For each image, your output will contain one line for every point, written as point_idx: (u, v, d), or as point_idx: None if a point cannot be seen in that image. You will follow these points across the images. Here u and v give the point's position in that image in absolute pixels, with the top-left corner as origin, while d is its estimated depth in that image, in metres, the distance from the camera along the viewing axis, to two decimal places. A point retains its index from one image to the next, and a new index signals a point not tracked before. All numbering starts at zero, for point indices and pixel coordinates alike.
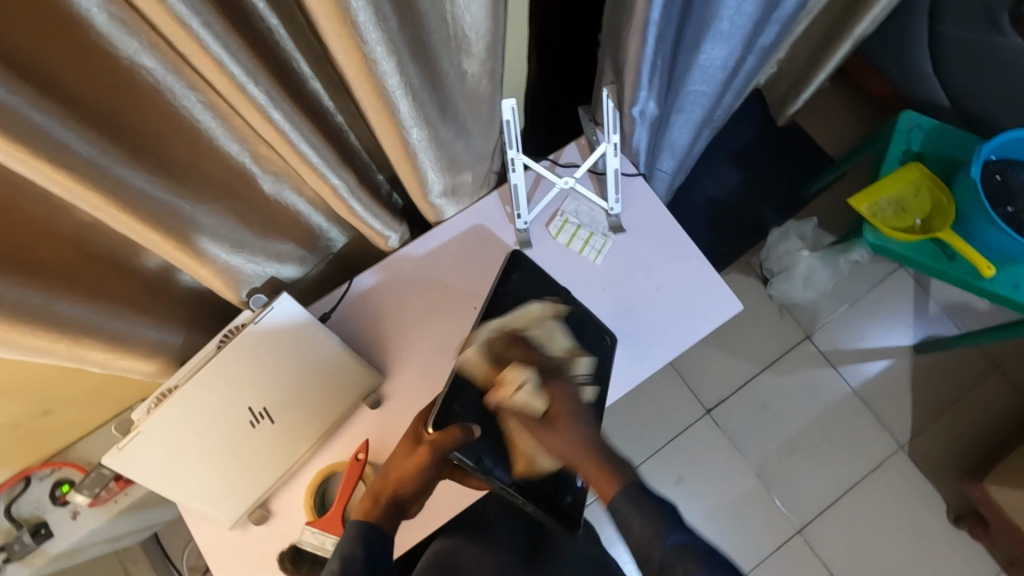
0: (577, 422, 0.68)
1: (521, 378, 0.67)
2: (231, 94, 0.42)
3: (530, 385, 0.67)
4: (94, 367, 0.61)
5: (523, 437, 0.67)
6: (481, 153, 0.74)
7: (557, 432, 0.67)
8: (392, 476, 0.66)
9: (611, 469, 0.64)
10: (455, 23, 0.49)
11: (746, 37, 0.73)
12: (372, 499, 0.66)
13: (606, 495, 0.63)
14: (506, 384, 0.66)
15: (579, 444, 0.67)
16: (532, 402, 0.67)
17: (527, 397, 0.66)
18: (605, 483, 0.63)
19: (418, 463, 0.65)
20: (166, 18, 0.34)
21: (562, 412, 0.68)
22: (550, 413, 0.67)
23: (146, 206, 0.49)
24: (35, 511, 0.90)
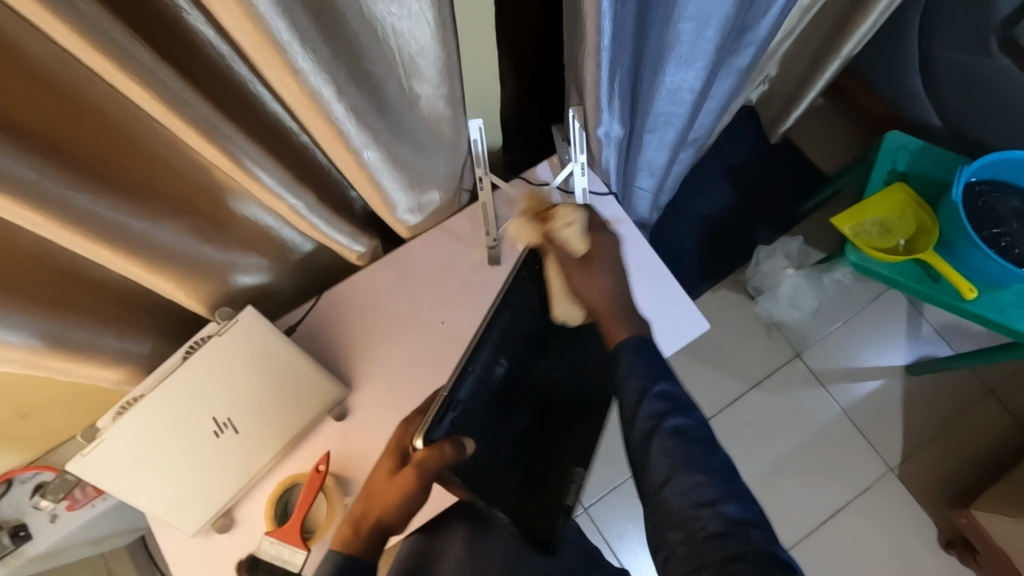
0: (610, 268, 0.75)
1: (569, 219, 0.74)
2: (170, 120, 0.44)
3: (575, 225, 0.74)
4: (56, 375, 0.63)
5: (557, 276, 0.74)
6: (446, 173, 0.76)
7: (585, 284, 0.73)
8: (375, 500, 0.66)
9: (621, 324, 0.69)
10: (400, 51, 0.50)
11: (712, 61, 0.74)
12: (349, 526, 0.65)
13: (614, 338, 0.69)
14: (555, 221, 0.74)
15: (603, 287, 0.73)
16: (574, 241, 0.74)
17: (572, 234, 0.74)
18: (615, 325, 0.69)
19: (403, 488, 0.64)
20: (90, 51, 0.36)
21: (600, 247, 0.76)
22: (587, 254, 0.75)
23: (98, 224, 0.51)
24: (16, 513, 0.93)
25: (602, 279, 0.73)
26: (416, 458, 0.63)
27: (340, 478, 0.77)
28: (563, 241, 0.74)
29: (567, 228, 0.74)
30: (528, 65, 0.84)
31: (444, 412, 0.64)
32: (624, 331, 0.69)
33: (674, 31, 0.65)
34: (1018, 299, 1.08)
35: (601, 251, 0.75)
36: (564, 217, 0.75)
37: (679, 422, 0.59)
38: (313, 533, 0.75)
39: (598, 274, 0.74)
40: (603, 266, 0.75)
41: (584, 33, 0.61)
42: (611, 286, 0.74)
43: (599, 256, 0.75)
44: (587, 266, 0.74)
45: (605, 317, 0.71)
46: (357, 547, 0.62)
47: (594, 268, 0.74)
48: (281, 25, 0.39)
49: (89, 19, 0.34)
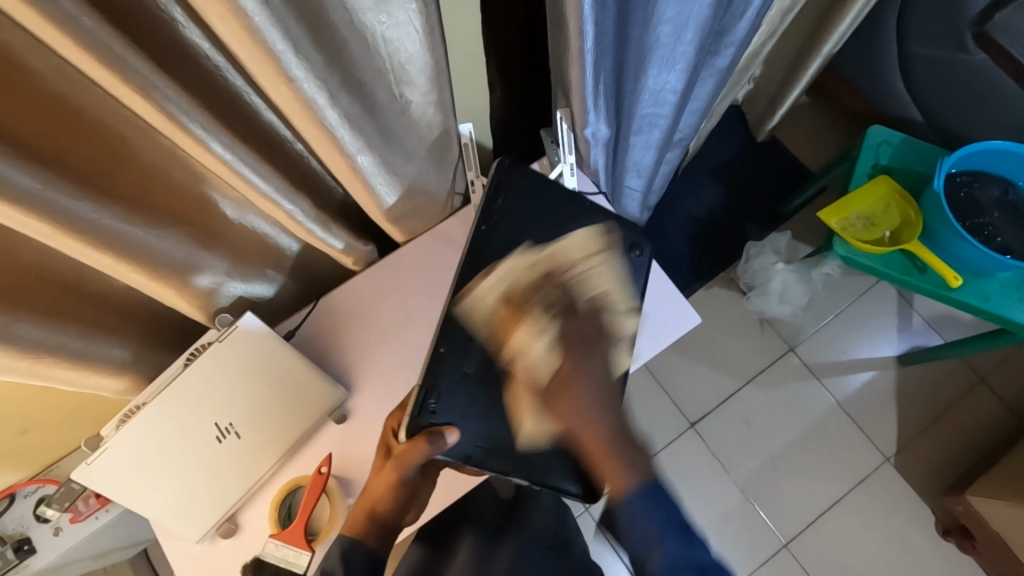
0: (593, 395, 0.71)
1: (536, 332, 0.71)
2: (170, 130, 0.45)
3: (542, 340, 0.71)
4: (59, 384, 0.64)
5: (528, 396, 0.71)
6: (438, 176, 0.77)
7: (563, 395, 0.70)
8: (368, 492, 0.68)
9: (615, 459, 0.68)
10: (389, 59, 0.52)
11: (694, 62, 0.76)
12: (353, 516, 0.68)
13: (611, 485, 0.68)
14: (518, 334, 0.71)
15: (592, 425, 0.70)
16: (545, 363, 0.71)
17: (540, 354, 0.71)
18: (617, 475, 0.67)
19: (388, 481, 0.67)
20: (93, 64, 0.37)
21: (573, 373, 0.71)
22: (558, 375, 0.71)
23: (103, 234, 0.52)
24: (19, 527, 0.93)
25: (588, 381, 0.72)
26: (399, 448, 0.67)
27: (342, 480, 0.78)
28: (536, 345, 0.71)
29: (533, 340, 0.71)
30: (515, 70, 0.86)
31: (423, 402, 0.68)
32: (625, 484, 0.67)
33: (655, 33, 0.67)
34: (1003, 287, 1.11)
35: (577, 370, 0.71)
36: (534, 330, 0.71)
37: None
38: (317, 535, 0.76)
39: (582, 400, 0.70)
40: (590, 394, 0.71)
41: (568, 36, 0.63)
42: (603, 412, 0.71)
43: (578, 387, 0.71)
44: (563, 395, 0.70)
45: (598, 453, 0.69)
46: (359, 530, 0.67)
47: (571, 385, 0.71)
48: (276, 35, 0.40)
49: (93, 33, 0.36)
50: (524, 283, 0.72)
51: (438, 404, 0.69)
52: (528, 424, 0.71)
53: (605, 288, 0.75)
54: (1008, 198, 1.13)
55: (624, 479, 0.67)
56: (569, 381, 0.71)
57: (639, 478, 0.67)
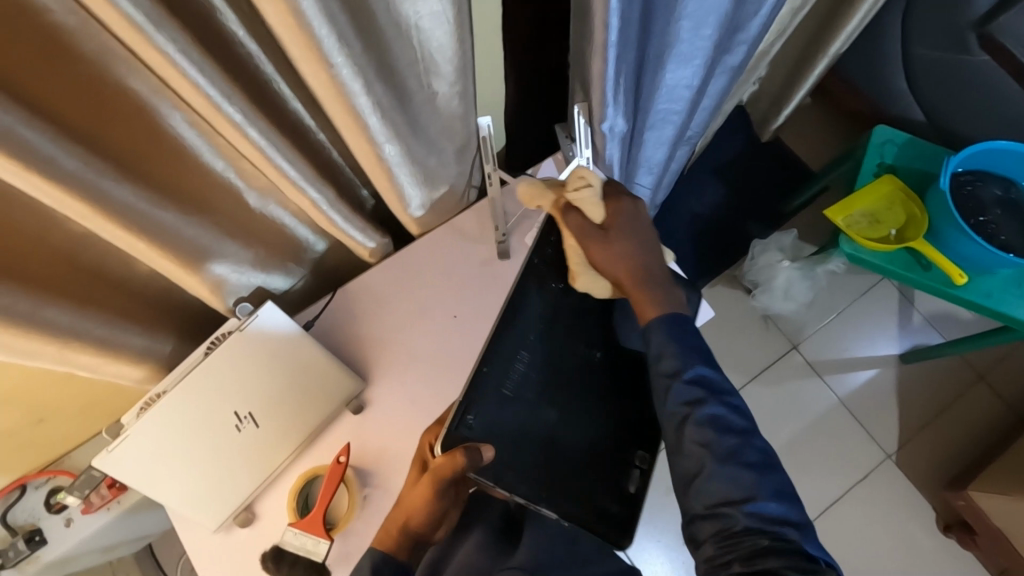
0: (633, 236, 0.67)
1: (585, 181, 0.67)
2: (208, 114, 0.46)
3: (593, 188, 0.67)
4: (82, 370, 0.64)
5: (571, 243, 0.68)
6: (457, 169, 0.78)
7: (617, 228, 0.66)
8: (403, 504, 0.65)
9: (650, 294, 0.65)
10: (421, 48, 0.53)
11: (710, 58, 0.77)
12: (384, 529, 0.64)
13: (641, 314, 0.65)
14: (575, 196, 0.66)
15: (624, 258, 0.66)
16: (595, 207, 0.66)
17: (591, 198, 0.66)
18: (645, 302, 0.65)
19: (427, 494, 0.63)
20: (143, 45, 0.38)
21: (618, 218, 0.67)
22: (606, 223, 0.66)
23: (132, 216, 0.53)
24: (30, 518, 0.93)
25: (626, 236, 0.66)
26: (434, 464, 0.61)
27: (360, 470, 0.79)
28: (586, 207, 0.66)
29: (584, 192, 0.66)
30: (531, 65, 0.87)
31: (462, 415, 0.63)
32: (655, 308, 0.65)
33: (675, 28, 0.68)
34: (1005, 284, 1.12)
35: (621, 214, 0.67)
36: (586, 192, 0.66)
37: (716, 408, 0.61)
38: (334, 524, 0.76)
39: (623, 239, 0.66)
40: (631, 226, 0.67)
41: (592, 30, 0.64)
42: (637, 248, 0.67)
43: (618, 223, 0.67)
44: (609, 235, 0.66)
45: (634, 287, 0.66)
46: (391, 546, 0.62)
47: (620, 219, 0.67)
48: (320, 20, 0.41)
49: (147, 14, 0.36)
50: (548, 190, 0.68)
51: (476, 418, 0.63)
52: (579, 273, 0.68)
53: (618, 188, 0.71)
54: (1009, 197, 1.14)
55: (658, 309, 0.65)
56: (621, 215, 0.67)
57: (669, 302, 0.65)
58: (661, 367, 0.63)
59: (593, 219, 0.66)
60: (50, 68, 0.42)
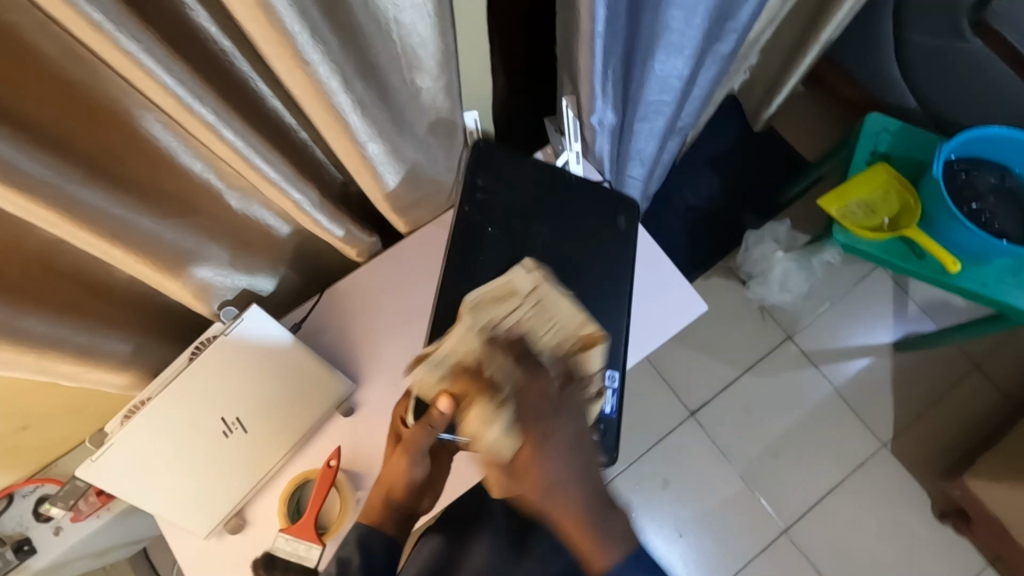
0: (569, 470, 0.55)
1: (490, 416, 0.55)
2: (180, 114, 0.44)
3: (497, 424, 0.54)
4: (62, 380, 0.63)
5: (496, 471, 0.58)
6: (445, 166, 0.76)
7: (529, 473, 0.55)
8: (382, 478, 0.69)
9: (600, 537, 0.56)
10: (402, 43, 0.51)
11: (701, 48, 0.76)
12: (371, 501, 0.69)
13: (592, 563, 0.56)
14: (471, 416, 0.56)
15: (561, 497, 0.56)
16: (501, 448, 0.55)
17: (496, 437, 0.55)
18: (591, 547, 0.56)
19: (407, 463, 0.67)
20: (107, 45, 0.36)
21: (537, 454, 0.54)
22: (519, 462, 0.55)
23: (107, 222, 0.51)
24: (19, 527, 0.92)
25: (558, 452, 0.55)
26: (409, 430, 0.67)
27: (352, 474, 0.78)
28: (488, 427, 0.55)
29: (487, 425, 0.55)
30: (519, 57, 0.85)
31: (436, 376, 0.65)
32: (607, 556, 0.55)
33: (665, 18, 0.67)
34: (1000, 272, 1.12)
35: (539, 443, 0.54)
36: (493, 408, 0.55)
37: None
38: (327, 528, 0.75)
39: (549, 469, 0.54)
40: (557, 448, 0.55)
41: (579, 21, 0.63)
42: (576, 478, 0.56)
43: (540, 453, 0.55)
44: (528, 473, 0.55)
45: (575, 534, 0.56)
46: (378, 517, 0.67)
47: (538, 466, 0.54)
48: (292, 16, 0.39)
49: (109, 12, 0.34)
50: (476, 350, 0.60)
51: None
52: (498, 490, 0.61)
53: (554, 337, 0.64)
54: (1004, 184, 1.14)
55: (607, 556, 0.55)
56: (531, 461, 0.54)
57: (621, 548, 0.56)
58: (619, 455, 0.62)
59: (516, 401, 0.56)
60: (11, 70, 0.40)
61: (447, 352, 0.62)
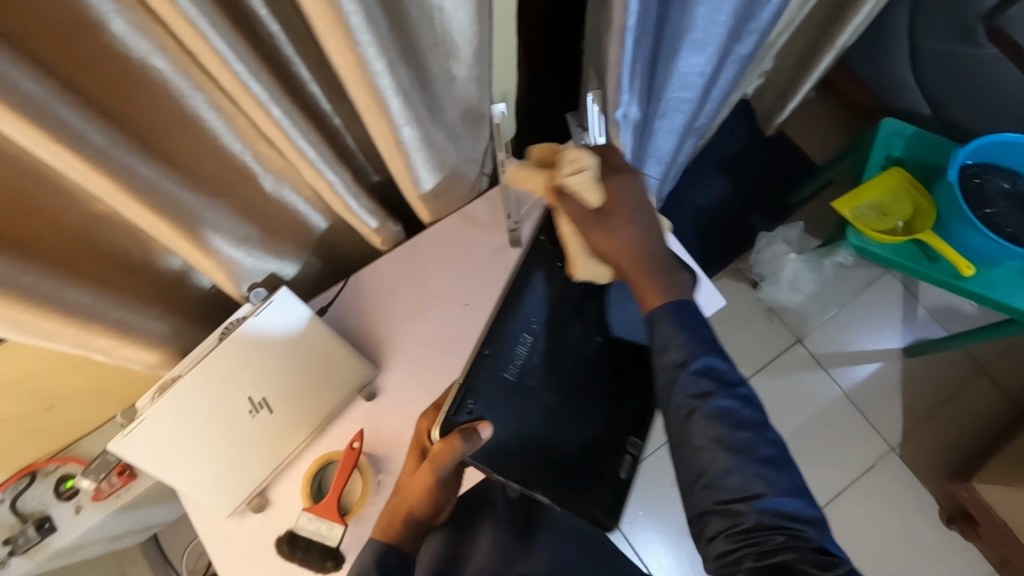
0: (631, 204, 0.67)
1: (579, 162, 0.65)
2: (233, 90, 0.46)
3: (587, 169, 0.64)
4: (98, 354, 0.64)
5: (576, 232, 0.69)
6: (471, 156, 0.78)
7: (606, 243, 0.66)
8: (403, 493, 0.67)
9: (661, 286, 0.64)
10: (443, 29, 0.53)
11: (724, 46, 0.77)
12: (386, 518, 0.66)
13: (647, 305, 0.65)
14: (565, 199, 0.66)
15: (626, 246, 0.66)
16: (593, 192, 0.65)
17: (585, 179, 0.64)
18: (652, 292, 0.64)
19: (426, 481, 0.65)
20: (177, 19, 0.38)
21: (618, 198, 0.67)
22: (605, 206, 0.66)
23: (154, 196, 0.52)
24: (40, 506, 0.93)
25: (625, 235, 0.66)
26: (434, 449, 0.64)
27: (373, 457, 0.79)
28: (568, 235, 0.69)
29: (581, 184, 0.65)
30: (544, 54, 0.87)
31: (462, 402, 0.66)
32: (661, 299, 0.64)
33: (692, 14, 0.68)
34: (1013, 276, 1.13)
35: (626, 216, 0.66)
36: (580, 177, 0.64)
37: (725, 402, 0.59)
38: (348, 510, 0.77)
39: (627, 231, 0.66)
40: (637, 220, 0.67)
41: (610, 14, 0.64)
42: (638, 240, 0.66)
43: (618, 207, 0.67)
44: (608, 220, 0.66)
45: (634, 274, 0.65)
46: (396, 534, 0.64)
47: (617, 233, 0.66)
48: None
49: None
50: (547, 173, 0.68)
51: (475, 405, 0.67)
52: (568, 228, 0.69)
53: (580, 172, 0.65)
54: (1017, 189, 1.15)
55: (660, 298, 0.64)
56: (617, 200, 0.67)
57: (673, 294, 0.64)
58: (666, 360, 0.62)
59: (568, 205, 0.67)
60: (78, 43, 0.42)
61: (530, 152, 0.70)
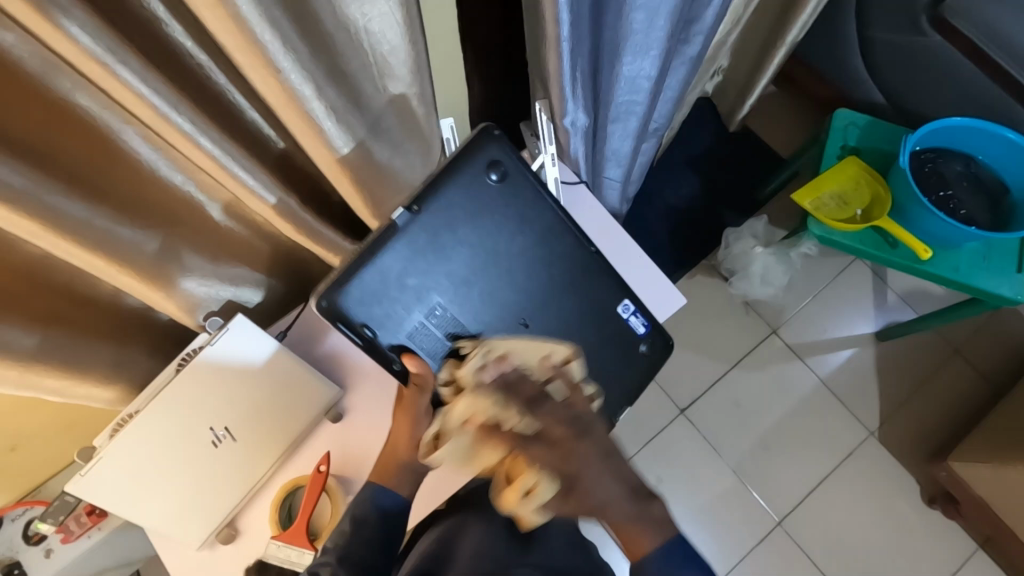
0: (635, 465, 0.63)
1: (541, 476, 0.57)
2: (157, 124, 0.46)
3: (547, 481, 0.56)
4: (50, 394, 0.64)
5: (509, 488, 0.60)
6: (424, 171, 0.77)
7: (577, 495, 0.57)
8: (392, 439, 0.73)
9: (634, 530, 0.63)
10: (372, 51, 0.53)
11: (666, 49, 0.78)
12: (382, 461, 0.72)
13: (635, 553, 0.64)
14: (518, 481, 0.58)
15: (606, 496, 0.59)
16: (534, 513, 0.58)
17: (540, 491, 0.56)
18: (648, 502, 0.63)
19: (404, 423, 0.72)
20: (85, 59, 0.38)
21: (578, 465, 0.57)
22: (534, 490, 0.57)
23: (89, 233, 0.52)
24: (9, 551, 0.92)
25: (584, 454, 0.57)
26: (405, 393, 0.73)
27: (341, 479, 0.78)
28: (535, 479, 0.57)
29: (532, 492, 0.57)
30: (492, 67, 0.88)
31: (389, 361, 0.72)
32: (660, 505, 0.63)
33: (628, 20, 0.69)
34: (971, 257, 1.15)
35: (577, 458, 0.57)
36: (521, 427, 0.58)
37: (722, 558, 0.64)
38: (318, 534, 0.76)
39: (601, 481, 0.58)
40: (606, 470, 0.59)
41: (545, 25, 0.65)
42: (614, 481, 0.60)
43: (572, 460, 0.57)
44: (576, 486, 0.57)
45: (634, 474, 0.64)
46: (388, 476, 0.71)
47: (583, 484, 0.57)
48: (263, 26, 0.41)
49: (84, 25, 0.36)
50: (491, 411, 0.60)
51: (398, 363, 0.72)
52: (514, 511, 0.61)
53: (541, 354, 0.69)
54: (970, 172, 1.17)
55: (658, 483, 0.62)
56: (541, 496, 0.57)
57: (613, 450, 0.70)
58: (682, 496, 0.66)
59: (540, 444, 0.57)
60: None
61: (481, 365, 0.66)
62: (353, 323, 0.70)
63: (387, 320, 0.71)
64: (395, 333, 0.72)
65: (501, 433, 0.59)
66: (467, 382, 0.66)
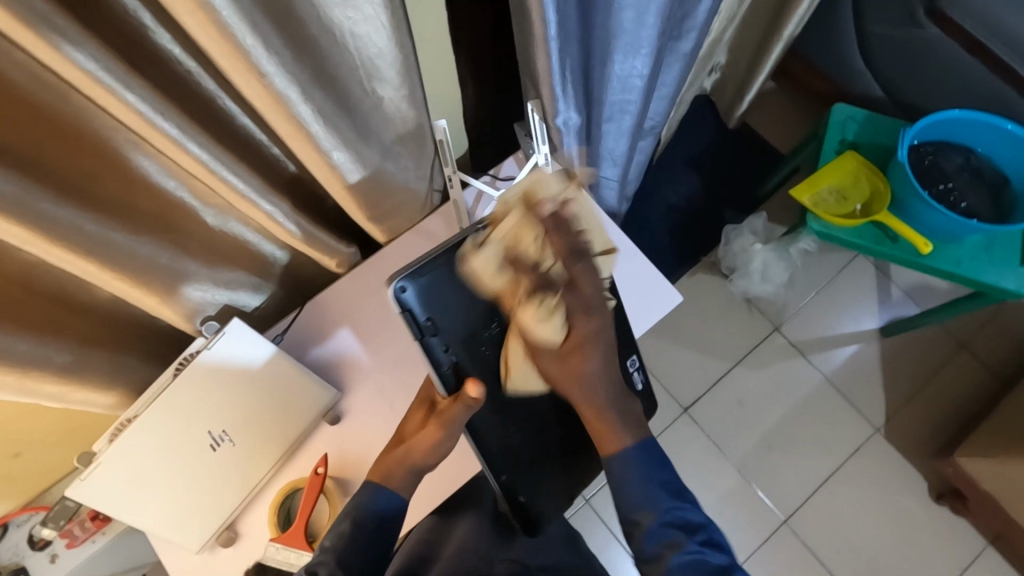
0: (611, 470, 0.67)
1: (546, 315, 0.64)
2: (145, 130, 0.47)
3: (552, 319, 0.65)
4: (47, 399, 0.64)
5: (516, 344, 0.67)
6: (418, 174, 0.77)
7: (574, 358, 0.66)
8: (407, 445, 0.70)
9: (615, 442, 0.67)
10: (359, 54, 0.54)
11: (657, 47, 0.79)
12: (386, 465, 0.70)
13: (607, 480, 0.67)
14: (526, 314, 0.64)
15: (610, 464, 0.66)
16: (551, 339, 0.65)
17: (548, 328, 0.65)
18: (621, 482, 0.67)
19: (431, 437, 0.68)
20: (68, 67, 0.39)
21: (587, 347, 0.67)
22: (567, 346, 0.66)
23: (81, 238, 0.53)
24: (14, 557, 0.93)
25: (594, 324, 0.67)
26: (444, 405, 0.67)
27: (339, 481, 0.79)
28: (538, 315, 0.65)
29: (541, 321, 0.64)
30: (484, 68, 0.88)
31: (438, 365, 0.66)
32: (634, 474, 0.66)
33: (616, 18, 0.69)
34: (973, 250, 1.14)
35: (590, 340, 0.67)
36: (543, 306, 0.64)
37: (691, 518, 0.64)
38: (317, 537, 0.77)
39: (593, 358, 0.67)
40: (601, 350, 0.68)
41: (533, 25, 0.66)
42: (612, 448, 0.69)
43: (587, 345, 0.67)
44: (575, 355, 0.66)
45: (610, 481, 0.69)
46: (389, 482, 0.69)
47: (589, 353, 0.67)
48: (245, 30, 0.42)
49: (62, 31, 0.37)
50: (531, 246, 0.64)
51: (449, 368, 0.67)
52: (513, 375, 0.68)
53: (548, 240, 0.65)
54: (970, 164, 1.17)
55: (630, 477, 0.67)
56: (575, 349, 0.66)
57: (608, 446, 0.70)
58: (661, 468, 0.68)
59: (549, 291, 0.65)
60: None
61: (495, 234, 0.65)
62: (418, 317, 0.65)
63: (454, 328, 0.66)
64: (453, 343, 0.66)
65: (532, 308, 0.64)
66: (519, 225, 0.65)
